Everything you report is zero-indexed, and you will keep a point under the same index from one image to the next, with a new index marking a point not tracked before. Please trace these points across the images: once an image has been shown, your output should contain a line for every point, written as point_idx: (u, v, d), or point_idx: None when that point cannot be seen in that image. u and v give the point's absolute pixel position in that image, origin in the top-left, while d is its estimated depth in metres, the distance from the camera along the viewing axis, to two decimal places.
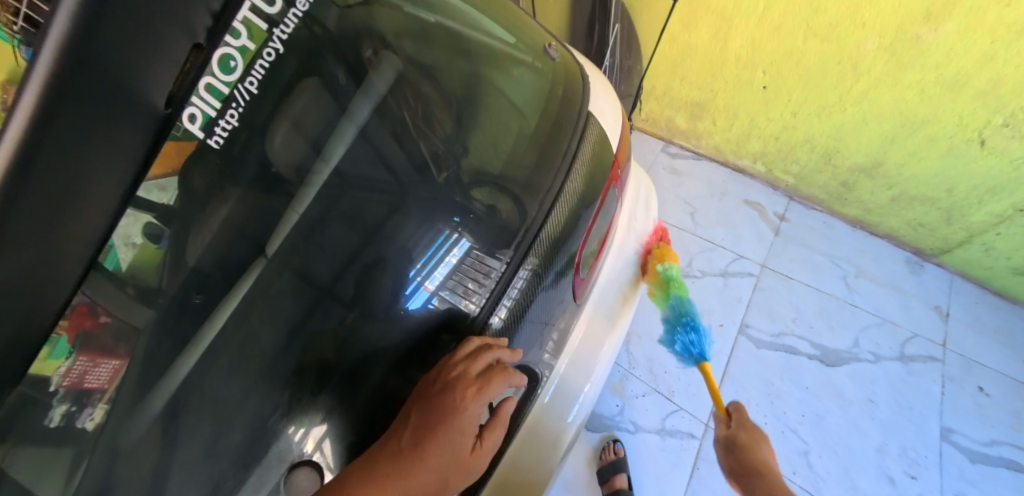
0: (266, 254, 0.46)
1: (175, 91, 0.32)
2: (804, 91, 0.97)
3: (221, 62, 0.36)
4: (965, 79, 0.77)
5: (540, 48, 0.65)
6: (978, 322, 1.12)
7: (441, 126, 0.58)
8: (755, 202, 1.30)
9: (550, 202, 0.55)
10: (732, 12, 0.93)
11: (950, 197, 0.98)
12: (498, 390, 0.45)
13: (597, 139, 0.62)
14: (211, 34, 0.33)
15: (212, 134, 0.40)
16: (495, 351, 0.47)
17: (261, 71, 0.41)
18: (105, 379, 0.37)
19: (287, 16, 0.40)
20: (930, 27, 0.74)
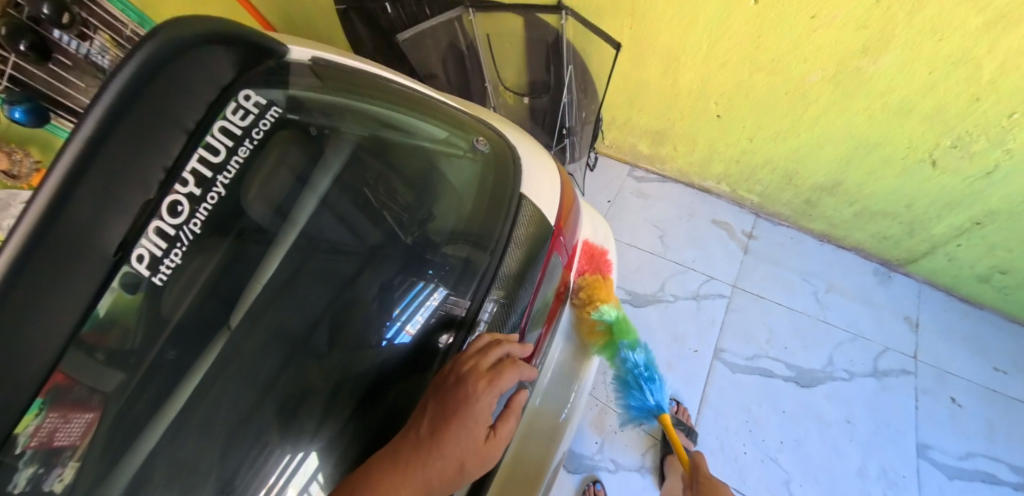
0: (230, 326, 0.57)
1: (128, 238, 0.46)
2: (757, 119, 0.97)
3: (170, 208, 0.50)
4: (911, 106, 0.77)
5: (470, 141, 0.76)
6: (947, 329, 1.12)
7: (401, 197, 0.72)
8: (722, 221, 1.29)
9: (497, 258, 0.62)
10: (678, 51, 0.93)
11: (909, 212, 0.98)
12: (507, 380, 0.53)
13: (533, 219, 0.67)
14: (162, 185, 0.48)
15: (156, 272, 0.51)
16: (504, 347, 0.55)
17: (205, 210, 0.55)
18: (76, 436, 0.46)
19: (229, 163, 0.56)
20: (869, 60, 0.74)
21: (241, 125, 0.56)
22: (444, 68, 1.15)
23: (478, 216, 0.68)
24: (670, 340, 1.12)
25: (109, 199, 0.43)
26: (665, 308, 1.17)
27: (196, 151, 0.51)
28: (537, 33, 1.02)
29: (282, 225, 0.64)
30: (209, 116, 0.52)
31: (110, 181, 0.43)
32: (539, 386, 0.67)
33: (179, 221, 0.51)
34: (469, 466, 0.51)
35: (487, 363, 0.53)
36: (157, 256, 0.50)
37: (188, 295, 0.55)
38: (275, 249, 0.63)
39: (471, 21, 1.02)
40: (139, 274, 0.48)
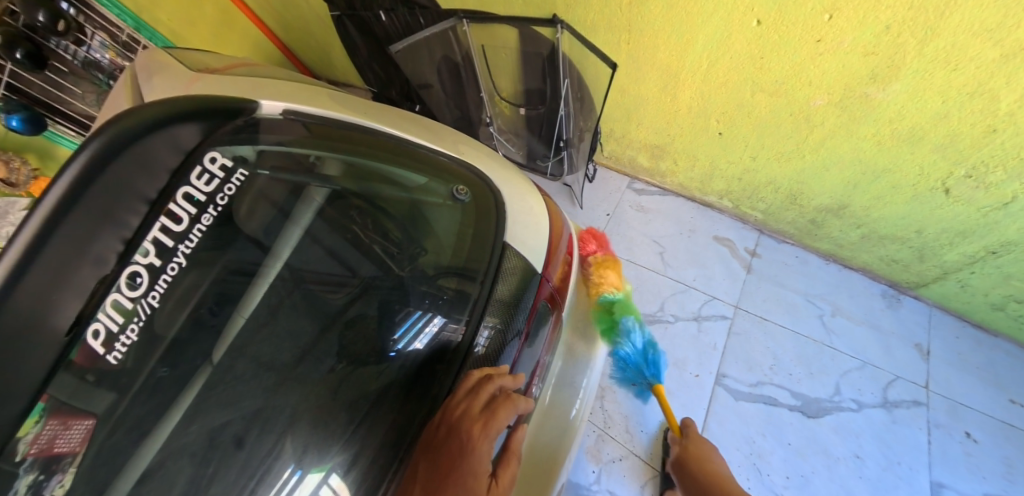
0: (210, 362, 0.58)
1: (84, 311, 0.50)
2: (760, 138, 0.93)
3: (127, 280, 0.53)
4: (921, 134, 0.73)
5: (449, 194, 0.71)
6: (960, 358, 1.08)
7: (391, 233, 0.70)
8: (724, 238, 1.25)
9: (478, 314, 0.59)
10: (677, 68, 0.89)
11: (919, 238, 0.94)
12: (502, 418, 0.52)
13: (518, 270, 0.63)
14: (119, 257, 0.52)
15: (111, 351, 0.52)
16: (495, 380, 0.54)
17: (165, 284, 0.56)
18: (76, 442, 0.51)
19: (192, 230, 0.58)
20: (877, 87, 0.70)
21: (206, 191, 0.59)
22: (439, 78, 1.13)
23: (461, 253, 0.66)
24: (670, 366, 1.08)
25: (64, 273, 0.49)
26: (665, 331, 1.13)
27: (157, 221, 0.55)
28: (531, 47, 0.96)
29: (264, 257, 0.65)
30: (173, 183, 0.56)
31: (64, 256, 0.48)
32: (546, 393, 0.65)
33: (137, 294, 0.54)
34: None
35: (481, 401, 0.52)
36: (113, 332, 0.52)
37: (163, 342, 0.56)
38: (257, 284, 0.64)
39: (465, 31, 0.96)
40: (93, 350, 0.51)
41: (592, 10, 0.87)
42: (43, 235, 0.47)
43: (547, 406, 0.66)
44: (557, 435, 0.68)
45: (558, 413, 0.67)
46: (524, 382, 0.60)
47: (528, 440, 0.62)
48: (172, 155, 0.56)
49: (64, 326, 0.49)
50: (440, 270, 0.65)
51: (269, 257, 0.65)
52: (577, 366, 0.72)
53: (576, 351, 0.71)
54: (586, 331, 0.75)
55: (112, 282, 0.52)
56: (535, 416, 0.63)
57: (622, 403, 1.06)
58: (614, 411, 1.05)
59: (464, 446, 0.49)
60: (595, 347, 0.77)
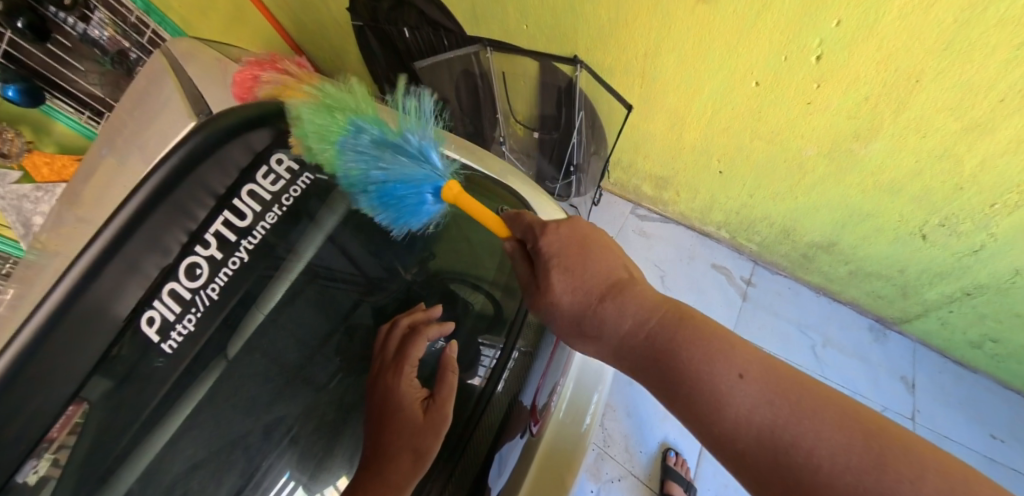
0: (226, 356, 0.60)
1: (141, 299, 0.52)
2: (757, 178, 1.01)
3: (188, 270, 0.55)
4: (899, 186, 0.81)
5: None
6: (943, 392, 1.15)
7: (405, 236, 0.74)
8: (722, 266, 1.32)
9: (519, 324, 0.67)
10: (684, 113, 0.97)
11: (902, 277, 1.01)
12: (409, 351, 0.59)
13: None
14: (182, 246, 0.54)
15: (167, 339, 0.55)
16: (401, 323, 0.65)
17: (225, 275, 0.59)
18: (57, 429, 0.46)
19: (254, 229, 0.60)
20: (860, 144, 0.78)
21: (271, 191, 0.61)
22: (457, 93, 1.12)
23: (504, 272, 0.73)
24: None
25: (136, 264, 0.49)
26: None
27: (220, 216, 0.57)
28: (549, 78, 1.02)
29: (288, 255, 0.65)
30: (239, 180, 0.58)
31: (137, 251, 0.49)
32: (560, 406, 0.68)
33: (196, 284, 0.56)
34: (425, 444, 0.52)
35: (390, 349, 0.62)
36: (169, 320, 0.54)
37: (205, 337, 0.58)
38: (280, 279, 0.65)
39: (487, 57, 1.01)
40: (148, 339, 0.53)
41: (610, 54, 0.94)
42: (122, 233, 0.47)
43: (563, 414, 0.68)
44: (572, 446, 0.69)
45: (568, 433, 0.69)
46: (529, 397, 0.63)
47: (544, 445, 0.65)
48: (244, 155, 0.57)
49: (123, 313, 0.50)
50: (485, 285, 0.72)
51: (291, 254, 0.65)
52: (592, 380, 0.75)
53: (593, 365, 0.74)
54: None
55: (172, 272, 0.54)
56: (547, 428, 0.66)
57: (622, 423, 1.11)
58: (614, 430, 1.10)
59: (386, 386, 0.57)
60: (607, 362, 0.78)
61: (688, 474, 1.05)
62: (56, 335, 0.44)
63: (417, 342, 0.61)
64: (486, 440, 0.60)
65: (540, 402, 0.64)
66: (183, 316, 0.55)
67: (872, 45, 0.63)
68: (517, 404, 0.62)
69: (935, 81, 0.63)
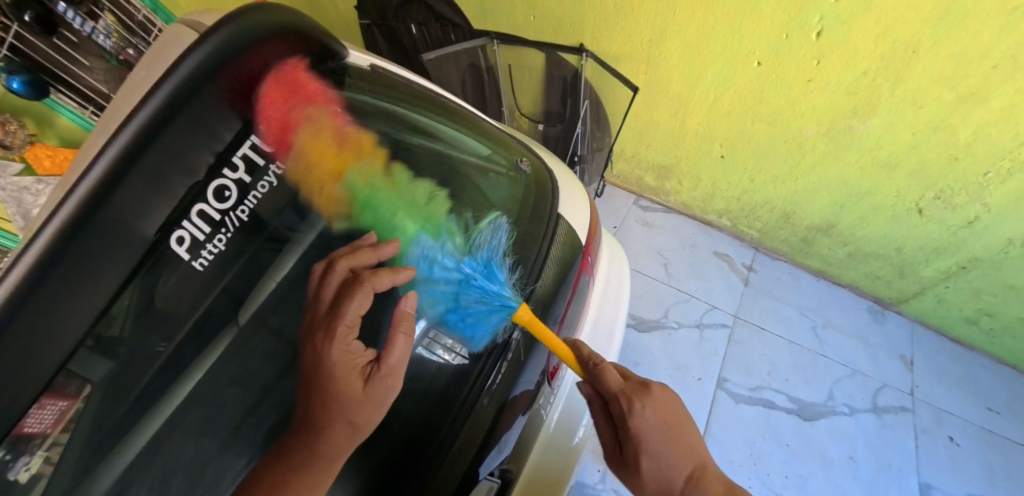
0: (237, 322, 0.52)
1: (169, 218, 0.42)
2: (758, 162, 1.03)
3: (217, 192, 0.46)
4: (897, 161, 0.84)
5: (513, 162, 0.75)
6: (941, 369, 1.18)
7: (420, 198, 0.68)
8: (723, 254, 1.34)
9: (538, 273, 0.63)
10: (687, 98, 1.00)
11: (900, 255, 1.04)
12: (348, 310, 0.47)
13: (567, 239, 0.69)
14: (210, 168, 0.45)
15: (197, 257, 0.47)
16: (340, 265, 0.51)
17: (253, 200, 0.51)
18: (46, 422, 0.36)
19: (285, 155, 0.52)
20: (859, 121, 0.81)
21: (301, 114, 0.52)
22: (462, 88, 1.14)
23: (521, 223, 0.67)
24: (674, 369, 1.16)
25: (161, 174, 0.39)
26: (670, 336, 1.21)
27: (251, 137, 0.48)
28: (556, 69, 1.06)
29: (298, 223, 0.55)
30: (271, 99, 0.47)
31: (161, 163, 0.38)
32: (558, 392, 0.68)
33: (225, 207, 0.47)
34: (365, 417, 0.46)
35: (325, 299, 0.49)
36: (199, 240, 0.46)
37: (220, 284, 0.50)
38: (292, 250, 0.55)
39: (494, 50, 1.04)
40: (179, 259, 0.45)
41: (617, 42, 0.97)
42: (147, 134, 0.36)
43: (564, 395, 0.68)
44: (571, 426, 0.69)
45: (575, 403, 0.71)
46: (529, 378, 0.61)
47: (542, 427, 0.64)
48: (272, 78, 0.46)
49: (149, 234, 0.39)
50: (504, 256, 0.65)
51: (300, 225, 0.56)
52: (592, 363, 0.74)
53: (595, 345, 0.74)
54: (605, 331, 0.77)
55: (200, 192, 0.45)
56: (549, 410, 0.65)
57: None
58: None
59: (314, 351, 0.46)
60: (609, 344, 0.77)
61: None
62: (65, 264, 0.33)
63: (359, 297, 0.48)
64: (469, 447, 0.54)
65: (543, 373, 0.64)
66: (213, 236, 0.47)
67: (871, 19, 0.67)
68: (511, 398, 0.58)
69: (933, 50, 0.66)
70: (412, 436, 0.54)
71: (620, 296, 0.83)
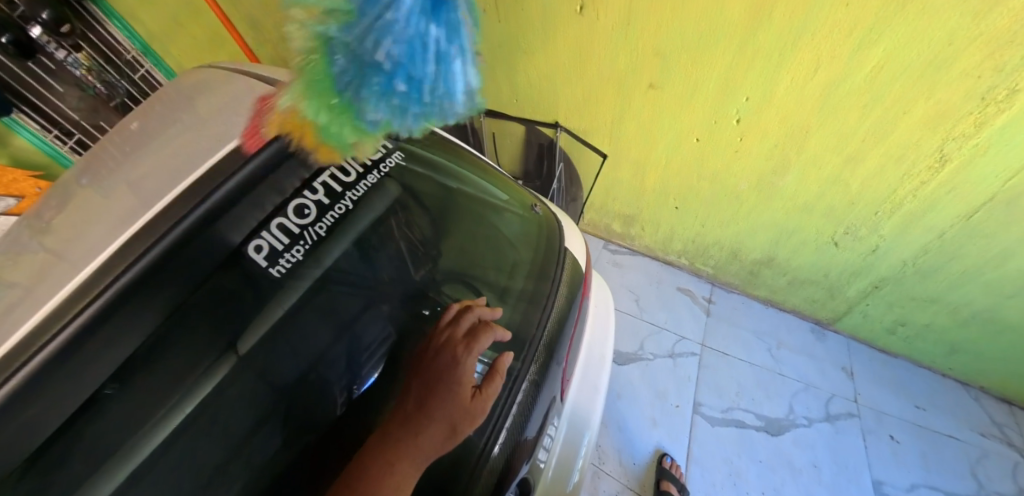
0: (236, 351, 0.60)
1: (254, 229, 0.59)
2: (707, 210, 1.21)
3: (297, 209, 0.63)
4: (811, 205, 1.03)
5: (529, 205, 0.88)
6: (876, 374, 1.37)
7: (420, 229, 0.80)
8: (686, 288, 1.51)
9: (546, 318, 0.73)
10: (644, 161, 1.16)
11: (827, 280, 1.23)
12: (482, 344, 0.65)
13: (571, 265, 0.83)
14: (295, 190, 0.63)
15: (276, 264, 0.62)
16: (473, 313, 0.70)
17: (328, 220, 0.67)
18: None
19: (355, 186, 0.70)
20: (778, 177, 1.01)
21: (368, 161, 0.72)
22: None
23: (536, 259, 0.82)
24: (654, 398, 1.29)
25: (258, 202, 0.59)
26: (647, 365, 1.34)
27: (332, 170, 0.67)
28: (534, 137, 1.23)
29: (314, 261, 0.66)
30: None
31: (261, 194, 0.59)
32: (557, 437, 0.70)
33: (303, 222, 0.64)
34: (460, 423, 0.57)
35: (460, 329, 0.67)
36: (277, 249, 0.61)
37: (279, 293, 0.64)
38: (292, 287, 0.65)
39: (480, 122, 1.20)
40: (259, 262, 0.60)
41: (584, 123, 1.13)
42: (242, 187, 0.57)
43: (564, 434, 0.72)
44: (568, 466, 0.72)
45: (573, 440, 0.75)
46: (533, 429, 0.65)
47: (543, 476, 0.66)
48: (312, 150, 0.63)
49: (236, 243, 0.58)
50: (514, 293, 0.78)
51: (310, 258, 0.66)
52: (587, 402, 0.80)
53: (589, 381, 0.81)
54: (597, 369, 0.83)
55: (283, 210, 0.62)
56: (550, 456, 0.68)
57: (614, 437, 1.22)
58: (607, 446, 1.21)
59: (449, 363, 0.62)
60: (599, 379, 0.84)
61: (681, 475, 1.15)
62: (158, 276, 0.51)
63: (484, 337, 0.65)
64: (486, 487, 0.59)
65: (549, 410, 0.68)
66: (290, 246, 0.63)
67: (774, 111, 0.87)
68: (519, 442, 0.63)
69: (820, 128, 0.86)
70: (436, 478, 0.59)
71: (607, 324, 0.92)
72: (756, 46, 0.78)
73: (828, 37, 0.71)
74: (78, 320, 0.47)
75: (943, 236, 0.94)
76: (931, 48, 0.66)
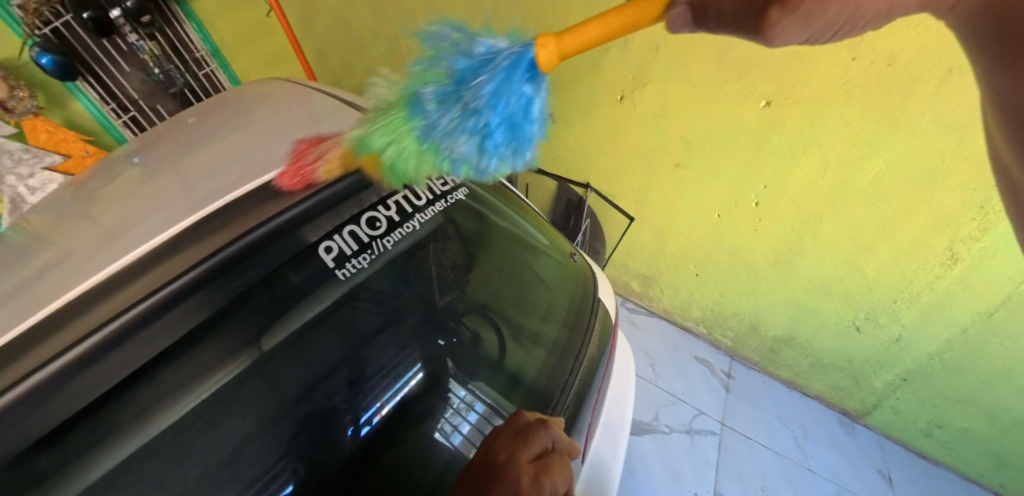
0: (260, 347, 0.68)
1: (327, 232, 0.70)
2: (726, 281, 1.23)
3: (370, 221, 0.74)
4: (829, 288, 1.05)
5: (567, 252, 0.96)
6: (912, 478, 1.28)
7: (452, 254, 0.88)
8: (704, 358, 1.49)
9: (578, 366, 0.79)
10: (665, 227, 1.22)
11: (852, 366, 1.20)
12: (555, 484, 0.50)
13: (604, 318, 0.89)
14: (372, 203, 0.75)
15: (342, 267, 0.72)
16: (548, 431, 0.56)
17: (395, 236, 0.77)
18: None
19: (422, 211, 0.81)
20: (795, 257, 1.03)
21: (439, 190, 0.84)
22: None
23: (570, 307, 0.88)
24: (670, 480, 1.23)
25: (341, 210, 0.72)
26: (660, 439, 1.30)
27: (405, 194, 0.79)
28: (563, 193, 1.31)
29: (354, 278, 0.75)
30: None
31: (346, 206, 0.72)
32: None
33: (374, 233, 0.74)
34: None
35: (529, 451, 0.52)
36: (345, 253, 0.71)
37: (329, 294, 0.73)
38: (316, 297, 0.72)
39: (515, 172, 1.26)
40: (326, 262, 0.70)
41: (613, 186, 1.21)
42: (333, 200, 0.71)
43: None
44: None
45: None
46: None
47: None
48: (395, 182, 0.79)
49: (310, 241, 0.69)
50: (545, 340, 0.84)
51: (354, 273, 0.74)
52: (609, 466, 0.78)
53: (612, 442, 0.80)
54: (619, 427, 0.84)
55: (358, 219, 0.73)
56: None
57: None
58: None
59: None
60: (621, 438, 0.83)
61: None
62: (249, 259, 0.66)
63: (558, 475, 0.50)
64: None
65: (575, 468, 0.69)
66: (357, 254, 0.73)
67: (787, 199, 0.93)
68: None
69: (830, 219, 0.90)
70: None
71: (629, 381, 0.94)
72: (771, 146, 0.86)
73: (833, 144, 0.79)
74: (183, 278, 0.60)
75: (965, 333, 0.93)
76: (925, 167, 0.74)
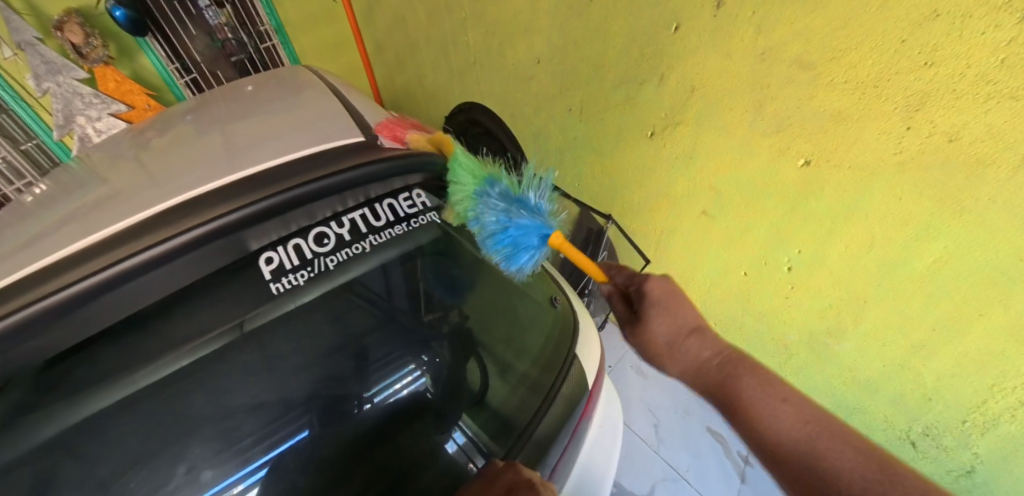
0: (241, 327, 0.72)
1: (271, 242, 0.70)
2: (751, 351, 1.09)
3: (317, 237, 0.73)
4: (877, 386, 0.87)
5: (548, 298, 0.87)
6: None
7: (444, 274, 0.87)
8: (717, 432, 1.30)
9: (539, 416, 0.70)
10: (687, 277, 1.12)
11: None
12: None
13: (576, 376, 0.76)
14: (323, 218, 0.74)
15: (279, 280, 0.72)
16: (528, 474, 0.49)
17: (340, 256, 0.76)
18: None
19: (381, 231, 0.80)
20: (834, 340, 0.88)
21: (405, 212, 0.82)
22: None
23: (545, 352, 0.80)
24: None
25: (287, 221, 0.70)
26: None
27: (363, 211, 0.78)
28: (586, 221, 1.19)
29: (344, 272, 0.78)
30: (384, 195, 0.80)
31: (296, 216, 0.70)
32: None
33: (319, 250, 0.74)
34: None
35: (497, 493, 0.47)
36: (282, 266, 0.72)
37: (301, 296, 0.76)
38: (279, 303, 0.74)
39: None
40: (264, 273, 0.71)
41: (636, 223, 1.15)
42: (283, 207, 0.68)
43: None
44: None
45: None
46: None
47: None
48: (355, 197, 0.76)
49: (254, 248, 0.69)
50: (517, 375, 0.79)
51: (340, 269, 0.77)
52: None
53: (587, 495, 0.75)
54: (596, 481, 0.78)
55: (305, 234, 0.73)
56: None
57: None
58: None
59: None
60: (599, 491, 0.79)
61: None
62: (185, 256, 0.62)
63: None
64: None
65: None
66: (294, 270, 0.73)
67: (826, 269, 0.80)
68: None
69: (878, 303, 0.76)
70: None
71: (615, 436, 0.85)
72: (807, 210, 0.77)
73: (882, 221, 0.68)
74: (106, 272, 0.58)
75: None
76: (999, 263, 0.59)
